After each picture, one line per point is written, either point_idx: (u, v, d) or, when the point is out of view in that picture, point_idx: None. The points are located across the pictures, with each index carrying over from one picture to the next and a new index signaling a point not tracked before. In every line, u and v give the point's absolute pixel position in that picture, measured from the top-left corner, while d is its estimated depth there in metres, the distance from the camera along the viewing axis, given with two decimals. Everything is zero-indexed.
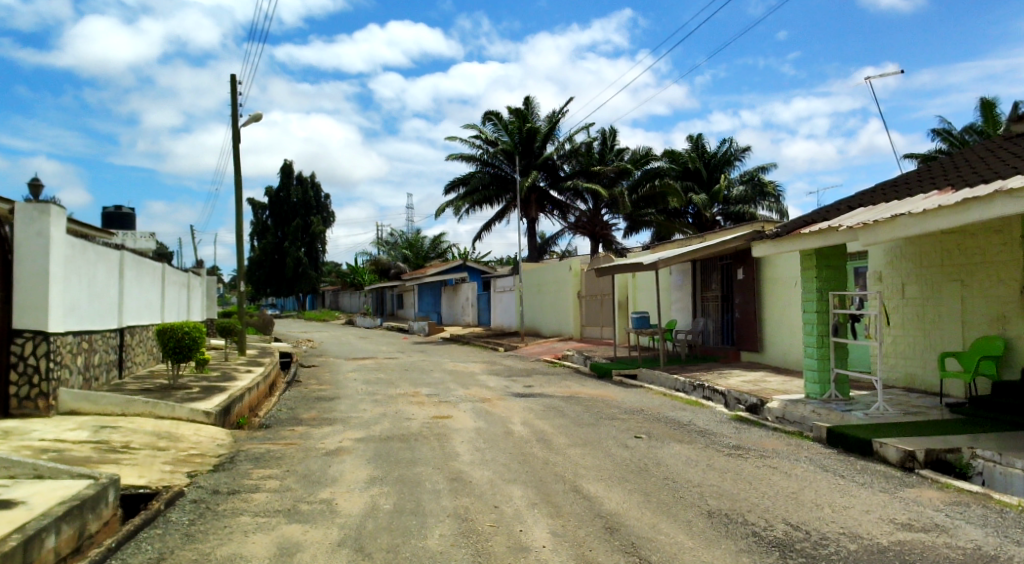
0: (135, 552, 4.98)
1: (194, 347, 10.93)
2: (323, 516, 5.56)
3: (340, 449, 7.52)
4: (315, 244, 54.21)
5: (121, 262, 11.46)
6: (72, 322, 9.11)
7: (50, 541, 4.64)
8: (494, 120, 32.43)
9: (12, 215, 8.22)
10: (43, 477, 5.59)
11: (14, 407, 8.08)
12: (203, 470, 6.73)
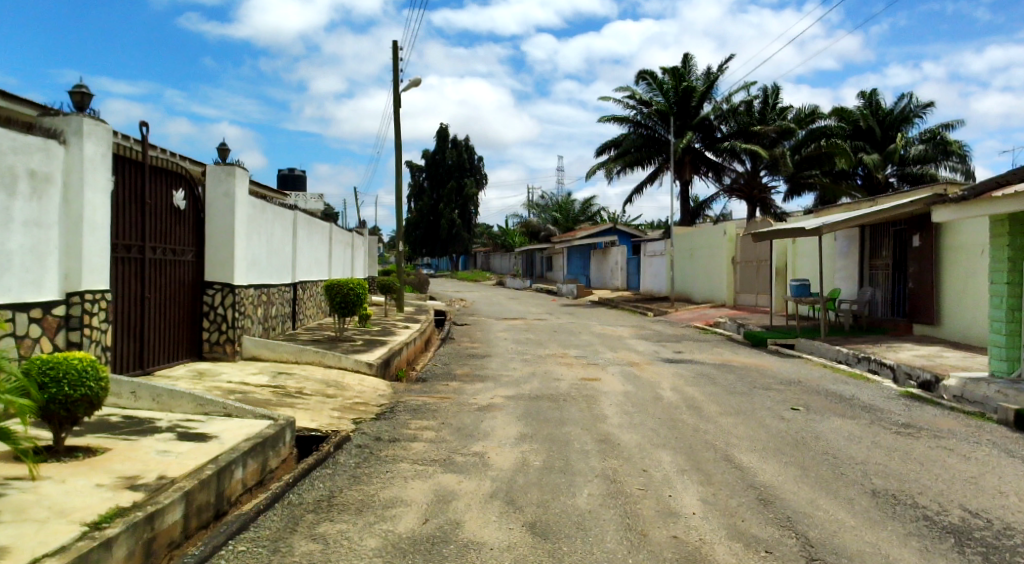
0: (309, 488, 5.49)
1: (358, 303, 11.60)
2: (476, 468, 5.79)
3: (491, 405, 7.76)
4: (468, 207, 55.90)
5: (295, 221, 12.28)
6: (253, 276, 9.90)
7: (237, 474, 5.33)
8: (648, 80, 31.75)
9: (204, 177, 9.03)
10: (232, 415, 6.21)
11: (206, 350, 9.00)
12: (367, 417, 7.18)
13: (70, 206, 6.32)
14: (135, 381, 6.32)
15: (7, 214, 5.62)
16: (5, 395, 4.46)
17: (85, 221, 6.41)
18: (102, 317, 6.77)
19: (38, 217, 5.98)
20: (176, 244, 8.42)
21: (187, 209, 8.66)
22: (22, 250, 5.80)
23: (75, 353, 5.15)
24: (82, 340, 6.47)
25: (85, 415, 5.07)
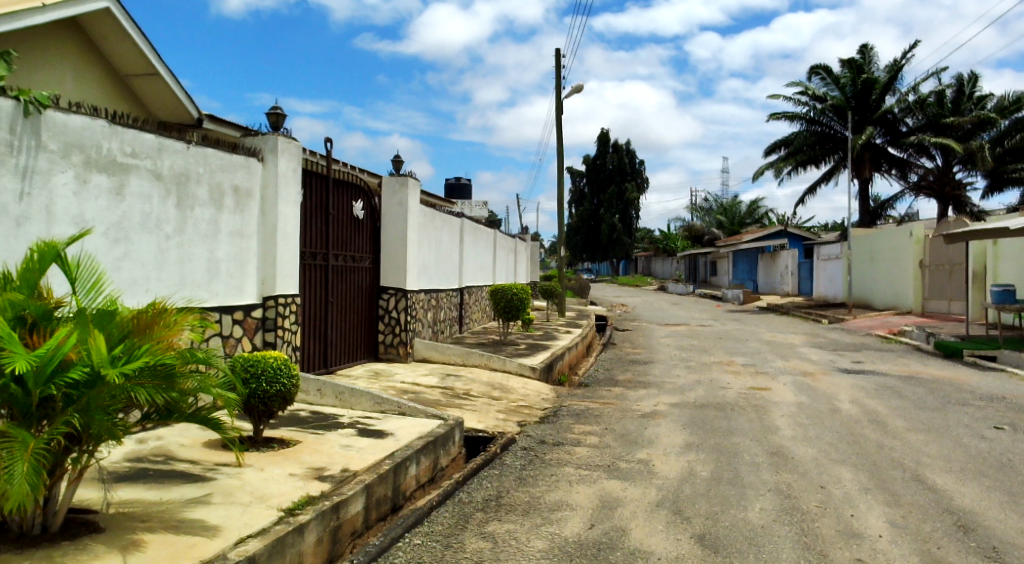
0: (478, 487, 5.67)
1: (521, 308, 11.91)
2: (641, 475, 5.73)
3: (655, 412, 7.68)
4: (629, 211, 55.61)
5: (461, 228, 12.80)
6: (423, 281, 10.41)
7: (411, 470, 5.62)
8: (824, 74, 30.22)
9: (380, 188, 9.59)
10: (405, 414, 6.56)
11: (381, 351, 9.62)
12: (531, 420, 7.33)
13: (268, 217, 7.18)
14: (321, 380, 6.89)
15: (216, 226, 6.50)
16: (210, 389, 5.11)
17: (279, 230, 7.20)
18: (293, 320, 7.51)
19: (241, 227, 6.85)
20: (355, 252, 9.03)
21: (364, 219, 9.24)
22: (228, 258, 6.69)
23: (272, 352, 5.68)
24: (275, 340, 7.25)
25: (281, 409, 5.56)
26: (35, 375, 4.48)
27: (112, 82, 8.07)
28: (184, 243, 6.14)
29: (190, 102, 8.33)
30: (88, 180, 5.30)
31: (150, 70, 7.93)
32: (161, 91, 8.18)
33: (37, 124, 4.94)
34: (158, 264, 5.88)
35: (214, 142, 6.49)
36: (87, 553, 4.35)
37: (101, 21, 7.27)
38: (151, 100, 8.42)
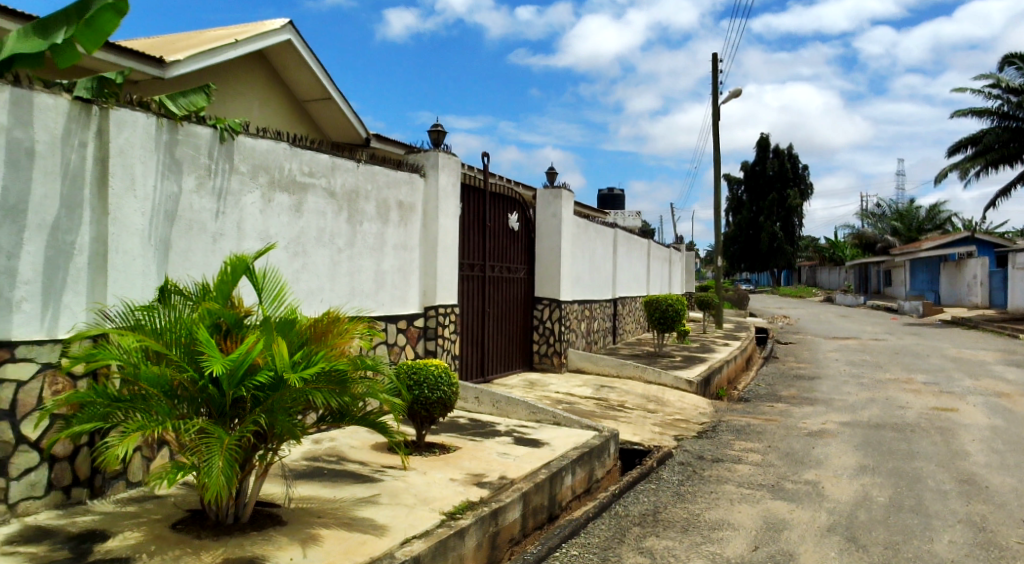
0: (635, 501, 5.61)
1: (674, 318, 13.46)
2: (809, 497, 5.44)
3: (823, 431, 7.40)
4: (792, 218, 55.45)
5: (614, 241, 14.72)
6: (576, 291, 11.96)
7: (567, 480, 5.68)
8: (1017, 63, 27.63)
9: (535, 202, 11.10)
10: (560, 424, 6.69)
11: (536, 361, 11.04)
12: (688, 435, 7.26)
13: (429, 230, 8.42)
14: (478, 389, 7.36)
15: (381, 239, 7.80)
16: (379, 395, 5.41)
17: (438, 244, 8.49)
18: (450, 328, 8.79)
19: (403, 241, 8.12)
20: (511, 265, 10.48)
21: (521, 233, 10.70)
22: (392, 270, 7.95)
23: (433, 361, 5.96)
24: (436, 348, 8.46)
25: (442, 416, 5.84)
26: (229, 377, 4.91)
27: (297, 108, 9.67)
28: (353, 256, 7.39)
29: (357, 122, 9.68)
30: (272, 199, 6.52)
31: (324, 93, 9.28)
32: (336, 113, 9.63)
33: (230, 149, 6.12)
34: (330, 275, 7.11)
35: (380, 162, 7.75)
36: (273, 543, 4.75)
37: (287, 55, 8.72)
38: (326, 120, 9.89)
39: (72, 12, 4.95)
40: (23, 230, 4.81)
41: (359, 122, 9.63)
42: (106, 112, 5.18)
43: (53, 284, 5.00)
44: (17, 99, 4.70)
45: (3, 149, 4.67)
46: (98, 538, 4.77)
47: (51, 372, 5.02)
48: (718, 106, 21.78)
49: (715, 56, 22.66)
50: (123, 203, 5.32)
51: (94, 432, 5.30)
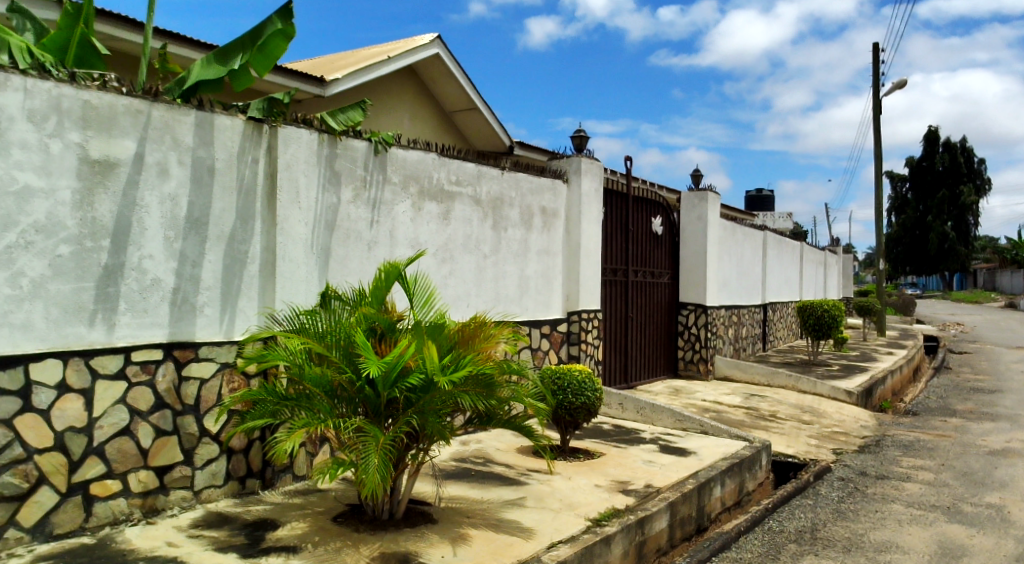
0: (790, 517, 5.37)
1: (830, 324, 13.57)
2: (992, 523, 5.01)
3: (1006, 451, 6.90)
4: (966, 216, 51.29)
5: (764, 244, 14.99)
6: (724, 296, 12.51)
7: (716, 491, 5.59)
8: None
9: (678, 205, 11.76)
10: (708, 433, 6.70)
11: (682, 368, 11.76)
12: (848, 449, 7.01)
13: (572, 235, 8.65)
14: (622, 395, 7.51)
15: (525, 244, 8.02)
16: (524, 399, 5.49)
17: (581, 249, 8.67)
18: (592, 334, 9.03)
19: (548, 246, 8.35)
20: (655, 269, 11.15)
21: (664, 238, 11.38)
22: (536, 275, 8.16)
23: (578, 366, 6.04)
24: (578, 353, 8.76)
25: (586, 421, 5.88)
26: (384, 379, 5.13)
27: (444, 119, 10.08)
28: (498, 261, 7.65)
29: (502, 130, 9.91)
30: (422, 208, 6.86)
31: (471, 104, 9.58)
32: (481, 124, 9.92)
33: (384, 160, 6.52)
34: (476, 281, 7.40)
35: (523, 168, 8.00)
36: (424, 540, 4.92)
37: (435, 67, 9.08)
38: (472, 132, 10.23)
39: (246, 40, 5.41)
40: (205, 241, 5.43)
41: (503, 131, 9.83)
42: (276, 130, 5.72)
43: (230, 289, 5.59)
44: (201, 123, 5.33)
45: (190, 167, 5.31)
46: (269, 527, 5.14)
47: (228, 370, 5.64)
48: (879, 98, 20.62)
49: (876, 46, 21.39)
50: (289, 214, 5.83)
51: (265, 427, 5.81)
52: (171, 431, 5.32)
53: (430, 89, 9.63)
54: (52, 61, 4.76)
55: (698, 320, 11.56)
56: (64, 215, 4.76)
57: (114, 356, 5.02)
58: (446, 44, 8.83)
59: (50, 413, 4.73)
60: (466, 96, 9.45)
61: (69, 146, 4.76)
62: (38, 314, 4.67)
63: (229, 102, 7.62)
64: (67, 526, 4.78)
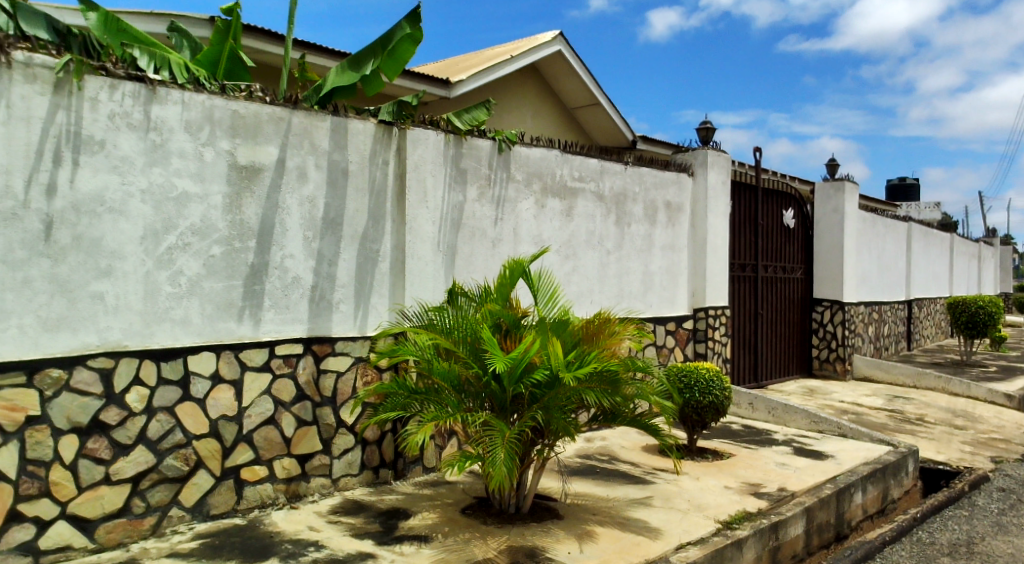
0: (942, 529, 5.05)
1: (987, 322, 12.75)
2: None
3: None
4: None
5: (910, 236, 14.21)
6: (863, 293, 12.23)
7: (857, 498, 5.39)
8: None
9: (812, 196, 11.57)
10: (847, 436, 6.65)
11: (817, 367, 11.61)
12: (1009, 457, 6.59)
13: (698, 230, 8.61)
14: (752, 394, 7.56)
15: (650, 239, 8.02)
16: (649, 397, 5.41)
17: (707, 243, 8.63)
18: (720, 331, 8.90)
19: (672, 241, 8.32)
20: (789, 263, 10.95)
21: (798, 229, 11.17)
22: (660, 271, 8.20)
23: (703, 365, 6.07)
24: (706, 350, 8.67)
25: (714, 420, 5.90)
26: (510, 375, 5.18)
27: (566, 116, 10.16)
28: (623, 257, 7.69)
29: (624, 125, 9.85)
30: (545, 204, 6.93)
31: (594, 100, 9.58)
32: (603, 120, 9.92)
33: (507, 158, 6.64)
34: (600, 278, 7.45)
35: (647, 163, 7.98)
36: (552, 536, 4.94)
37: (557, 65, 9.14)
38: (593, 128, 10.26)
39: (377, 46, 5.63)
40: (340, 240, 5.69)
41: (625, 126, 9.77)
42: (404, 132, 5.92)
43: (363, 288, 5.83)
44: (336, 127, 5.59)
45: (326, 171, 5.59)
46: (402, 516, 5.32)
47: (362, 364, 5.90)
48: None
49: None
50: (417, 214, 6.01)
51: (396, 420, 6.04)
52: (311, 421, 5.62)
53: (552, 86, 9.74)
54: (205, 75, 5.13)
55: (834, 317, 11.40)
56: (217, 218, 5.11)
57: (260, 350, 5.35)
58: (568, 41, 8.85)
59: (205, 402, 5.11)
60: (587, 92, 9.46)
61: (221, 153, 5.11)
62: (195, 310, 5.05)
63: (362, 106, 8.03)
64: (222, 508, 5.17)
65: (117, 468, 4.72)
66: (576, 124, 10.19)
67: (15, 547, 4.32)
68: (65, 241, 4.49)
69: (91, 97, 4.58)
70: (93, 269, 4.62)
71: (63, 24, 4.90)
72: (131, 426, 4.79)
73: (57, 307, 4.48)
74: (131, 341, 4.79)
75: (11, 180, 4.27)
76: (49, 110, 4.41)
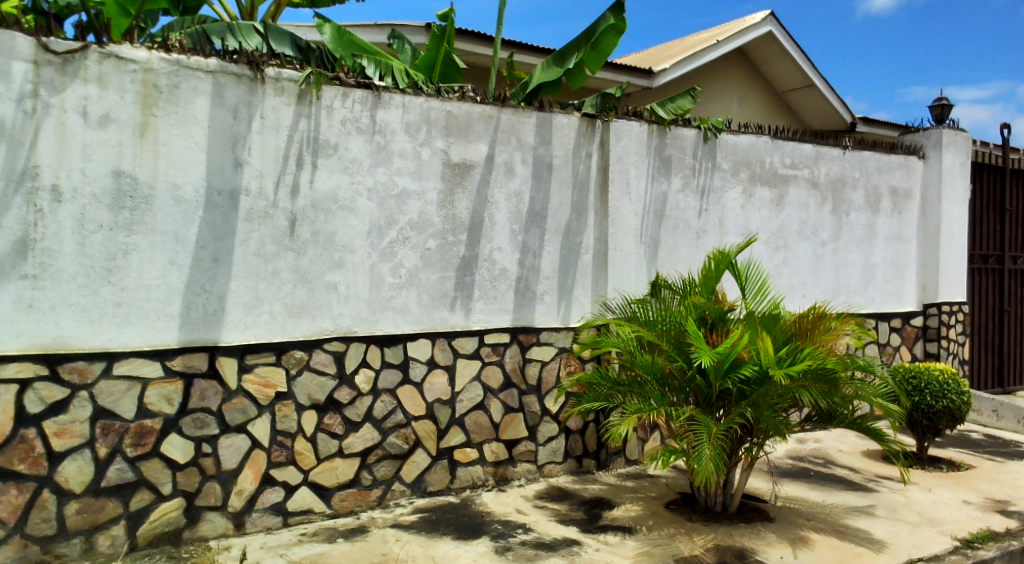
0: None
1: None
2: None
3: None
4: None
5: None
6: None
7: None
8: None
9: None
10: None
11: None
12: None
13: (929, 218, 7.88)
14: (997, 402, 7.16)
15: (872, 229, 7.53)
16: (872, 399, 5.02)
17: (942, 232, 7.86)
18: (955, 329, 8.08)
19: (897, 231, 7.74)
20: None
21: None
22: (884, 263, 7.66)
23: (936, 366, 5.83)
24: (938, 350, 7.94)
25: (949, 426, 5.69)
26: (716, 369, 5.02)
27: (775, 100, 9.77)
28: (839, 249, 7.30)
29: (843, 108, 9.26)
30: (753, 194, 6.73)
31: (807, 82, 9.11)
32: (818, 102, 9.40)
33: (713, 146, 6.50)
34: (813, 270, 7.14)
35: (870, 146, 7.48)
36: (763, 538, 4.74)
37: (764, 46, 8.79)
38: (805, 111, 9.76)
39: (580, 39, 5.73)
40: (544, 233, 5.84)
41: (844, 108, 9.16)
42: (607, 124, 5.97)
43: (566, 280, 5.95)
44: (542, 123, 5.75)
45: (532, 165, 5.76)
46: (605, 506, 5.38)
47: (565, 355, 6.04)
48: None
49: None
50: (620, 206, 6.04)
51: (599, 411, 6.11)
52: (518, 408, 5.84)
53: (760, 68, 9.46)
54: (423, 79, 5.46)
55: None
56: (433, 213, 5.44)
57: (471, 338, 5.63)
58: (779, 20, 8.42)
59: (422, 385, 5.46)
60: (799, 72, 9.00)
61: (436, 152, 5.43)
62: (413, 300, 5.41)
63: (566, 100, 8.36)
64: (437, 485, 5.51)
65: (348, 443, 5.18)
66: (786, 107, 9.78)
67: (268, 507, 4.89)
68: (306, 236, 4.99)
69: (327, 105, 5.04)
70: (328, 261, 5.09)
71: (304, 40, 5.46)
72: (360, 405, 5.23)
73: (299, 295, 4.99)
74: (359, 327, 5.23)
75: (263, 182, 4.82)
76: (294, 119, 4.92)
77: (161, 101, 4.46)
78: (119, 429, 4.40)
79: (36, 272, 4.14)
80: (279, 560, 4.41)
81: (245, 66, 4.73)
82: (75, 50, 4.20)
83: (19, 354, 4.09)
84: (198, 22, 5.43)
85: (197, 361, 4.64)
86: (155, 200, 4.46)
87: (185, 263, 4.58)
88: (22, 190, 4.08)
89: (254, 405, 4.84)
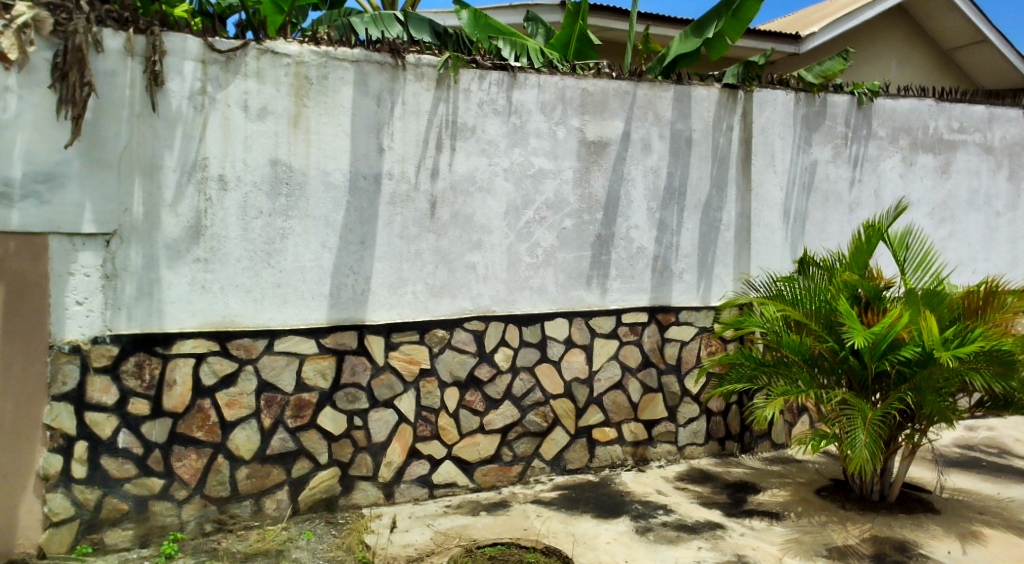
0: None
1: None
2: None
3: None
4: None
5: None
6: None
7: None
8: None
9: None
10: None
11: None
12: None
13: None
14: None
15: None
16: None
17: None
18: None
19: None
20: None
21: None
22: None
23: None
24: None
25: None
26: (871, 351, 4.71)
27: (939, 58, 9.07)
28: (1015, 220, 6.68)
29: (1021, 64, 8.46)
30: (915, 162, 6.25)
31: (978, 37, 8.38)
32: (990, 57, 8.63)
33: (868, 112, 6.08)
34: (985, 243, 6.58)
35: None
36: (926, 530, 4.43)
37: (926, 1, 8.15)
38: (974, 68, 9.00)
39: (720, 7, 5.50)
40: (684, 209, 5.69)
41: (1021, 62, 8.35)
42: (750, 95, 5.73)
43: (706, 257, 5.80)
44: (680, 96, 5.60)
45: (669, 141, 5.62)
46: (750, 490, 5.21)
47: (706, 335, 5.91)
48: None
49: None
50: (764, 179, 5.82)
51: (743, 393, 5.93)
52: (657, 388, 5.77)
53: (921, 25, 8.79)
54: (558, 58, 5.44)
55: None
56: (569, 192, 5.43)
57: (608, 318, 5.60)
58: None
59: (560, 364, 5.49)
60: (968, 26, 8.29)
61: (572, 131, 5.40)
62: (550, 279, 5.44)
63: (707, 71, 8.15)
64: (576, 464, 5.55)
65: (488, 419, 5.30)
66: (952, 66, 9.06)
67: (415, 479, 5.10)
68: (447, 217, 5.12)
69: (465, 88, 5.12)
70: (468, 242, 5.19)
71: (441, 26, 5.57)
72: (499, 383, 5.32)
73: (441, 275, 5.13)
74: (498, 306, 5.31)
75: (406, 166, 4.98)
76: (433, 103, 5.03)
77: (311, 92, 4.70)
78: (281, 402, 4.71)
79: (208, 256, 4.48)
80: (426, 529, 4.59)
81: (387, 55, 4.88)
82: (237, 48, 4.47)
83: (195, 331, 4.47)
84: (343, 15, 5.65)
85: (347, 339, 4.89)
86: (308, 186, 4.71)
87: (335, 246, 4.83)
88: (194, 181, 4.41)
89: (400, 381, 5.05)
